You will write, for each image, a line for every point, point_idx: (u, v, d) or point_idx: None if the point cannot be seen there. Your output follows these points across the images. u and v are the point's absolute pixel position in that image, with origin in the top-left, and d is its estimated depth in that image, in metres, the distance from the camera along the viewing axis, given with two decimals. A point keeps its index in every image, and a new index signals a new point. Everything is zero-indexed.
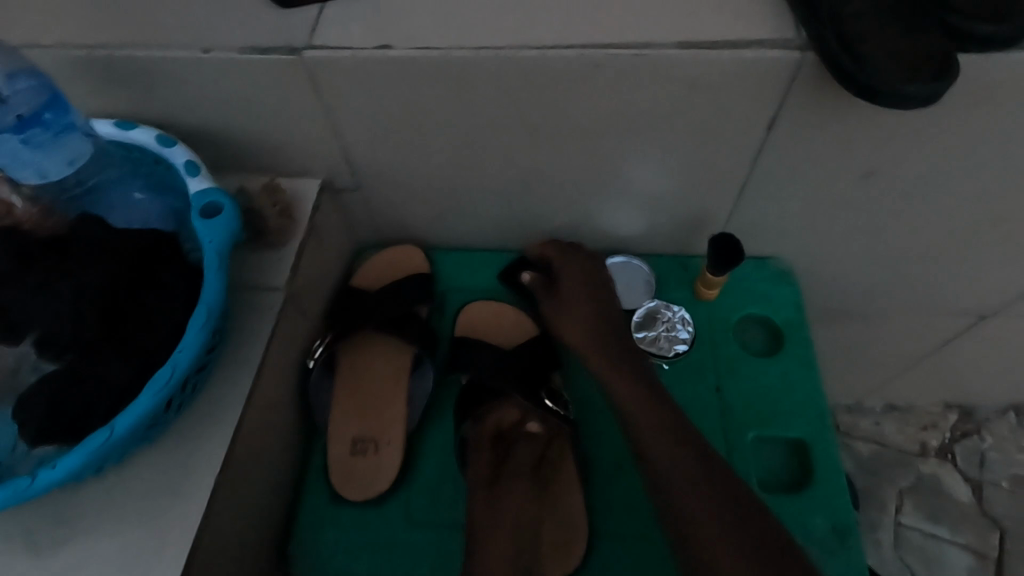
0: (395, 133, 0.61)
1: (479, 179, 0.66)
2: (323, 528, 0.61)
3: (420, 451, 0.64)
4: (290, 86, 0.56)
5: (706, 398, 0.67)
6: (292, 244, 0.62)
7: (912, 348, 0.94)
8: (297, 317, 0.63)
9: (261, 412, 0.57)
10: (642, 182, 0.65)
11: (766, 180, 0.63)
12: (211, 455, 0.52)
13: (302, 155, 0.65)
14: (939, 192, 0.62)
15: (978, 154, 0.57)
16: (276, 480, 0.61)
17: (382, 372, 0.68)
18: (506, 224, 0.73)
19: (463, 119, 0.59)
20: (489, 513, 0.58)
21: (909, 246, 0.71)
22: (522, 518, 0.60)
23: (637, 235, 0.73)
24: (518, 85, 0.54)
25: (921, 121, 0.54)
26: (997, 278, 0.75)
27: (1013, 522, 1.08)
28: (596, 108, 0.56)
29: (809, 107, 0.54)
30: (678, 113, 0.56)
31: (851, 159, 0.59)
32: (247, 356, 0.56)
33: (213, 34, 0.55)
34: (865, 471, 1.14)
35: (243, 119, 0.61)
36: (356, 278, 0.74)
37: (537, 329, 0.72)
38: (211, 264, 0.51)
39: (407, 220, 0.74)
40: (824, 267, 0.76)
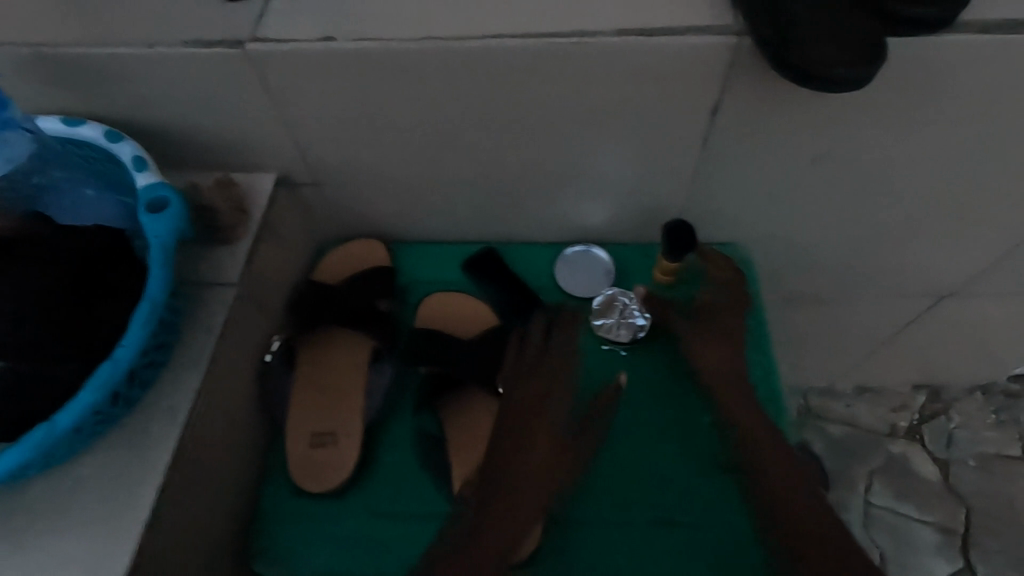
0: (347, 125, 0.60)
1: (435, 172, 0.66)
2: (284, 522, 0.61)
3: (381, 442, 0.64)
4: (239, 80, 0.56)
5: (661, 385, 0.69)
6: (245, 239, 0.62)
7: (876, 330, 0.96)
8: (254, 313, 0.63)
9: (215, 408, 0.57)
10: (596, 171, 0.65)
11: (718, 167, 0.63)
12: (159, 452, 0.52)
13: (254, 149, 0.64)
14: (890, 174, 0.63)
15: (926, 136, 0.58)
16: (237, 476, 0.61)
17: (340, 365, 0.68)
18: (467, 216, 0.72)
19: (412, 111, 0.58)
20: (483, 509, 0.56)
21: (863, 230, 0.72)
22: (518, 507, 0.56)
23: (597, 225, 0.73)
24: (467, 76, 0.54)
25: (864, 105, 0.55)
26: (952, 258, 0.76)
27: (977, 499, 1.11)
28: (543, 98, 0.56)
29: (757, 92, 0.54)
30: (626, 100, 0.56)
31: (798, 144, 0.59)
32: (197, 351, 0.56)
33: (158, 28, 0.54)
34: (836, 453, 1.15)
35: (191, 114, 0.60)
36: (317, 271, 0.74)
37: (496, 320, 0.72)
38: (156, 260, 0.51)
39: (365, 214, 0.73)
40: (783, 252, 0.77)
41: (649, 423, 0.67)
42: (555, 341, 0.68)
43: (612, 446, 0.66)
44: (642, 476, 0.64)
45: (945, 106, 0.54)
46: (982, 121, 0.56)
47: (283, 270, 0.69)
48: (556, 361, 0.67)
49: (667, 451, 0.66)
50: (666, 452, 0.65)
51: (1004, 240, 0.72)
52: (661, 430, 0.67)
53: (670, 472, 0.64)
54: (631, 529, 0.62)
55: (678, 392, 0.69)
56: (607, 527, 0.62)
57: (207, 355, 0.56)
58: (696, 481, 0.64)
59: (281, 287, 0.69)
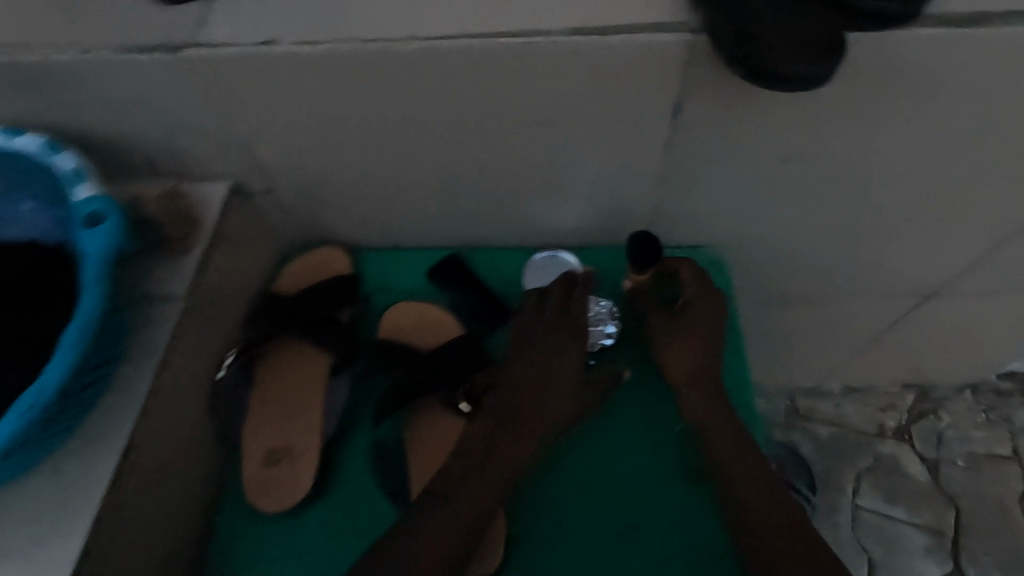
0: (296, 132, 0.58)
1: (393, 179, 0.64)
2: (238, 541, 0.59)
3: (340, 458, 0.62)
4: (178, 88, 0.53)
5: (633, 393, 0.67)
6: (194, 252, 0.60)
7: (860, 330, 0.93)
8: (206, 327, 0.61)
9: (161, 428, 0.55)
10: (559, 174, 0.63)
11: (684, 168, 0.61)
12: (98, 475, 0.51)
13: (202, 158, 0.61)
14: (860, 174, 0.61)
15: (894, 133, 0.56)
16: (189, 497, 0.59)
17: (298, 379, 0.66)
18: (430, 222, 0.70)
19: (362, 116, 0.56)
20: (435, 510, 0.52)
21: (840, 229, 0.70)
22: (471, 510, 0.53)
23: (565, 228, 0.71)
24: (413, 80, 0.52)
25: (830, 102, 0.52)
26: (932, 257, 0.74)
27: (967, 500, 1.09)
28: (496, 100, 0.54)
29: (716, 91, 0.52)
30: (583, 100, 0.54)
31: (765, 143, 0.57)
32: (140, 371, 0.54)
33: (85, 30, 0.50)
34: (824, 455, 1.13)
35: (132, 123, 0.58)
36: (277, 282, 0.71)
37: (462, 329, 0.69)
38: (90, 280, 0.49)
39: (326, 222, 0.71)
40: (758, 254, 0.75)
41: (618, 431, 0.65)
42: (538, 334, 0.63)
43: (579, 456, 0.64)
44: (608, 486, 0.62)
45: (910, 103, 0.52)
46: (951, 116, 0.54)
47: (238, 281, 0.66)
48: (571, 324, 0.64)
49: (638, 460, 0.63)
50: (634, 462, 0.63)
51: (983, 238, 0.70)
52: (631, 439, 0.64)
53: (637, 482, 0.62)
54: (595, 542, 0.60)
55: (650, 399, 0.66)
56: (571, 540, 0.60)
57: (150, 375, 0.54)
58: (664, 493, 0.62)
59: (237, 299, 0.67)
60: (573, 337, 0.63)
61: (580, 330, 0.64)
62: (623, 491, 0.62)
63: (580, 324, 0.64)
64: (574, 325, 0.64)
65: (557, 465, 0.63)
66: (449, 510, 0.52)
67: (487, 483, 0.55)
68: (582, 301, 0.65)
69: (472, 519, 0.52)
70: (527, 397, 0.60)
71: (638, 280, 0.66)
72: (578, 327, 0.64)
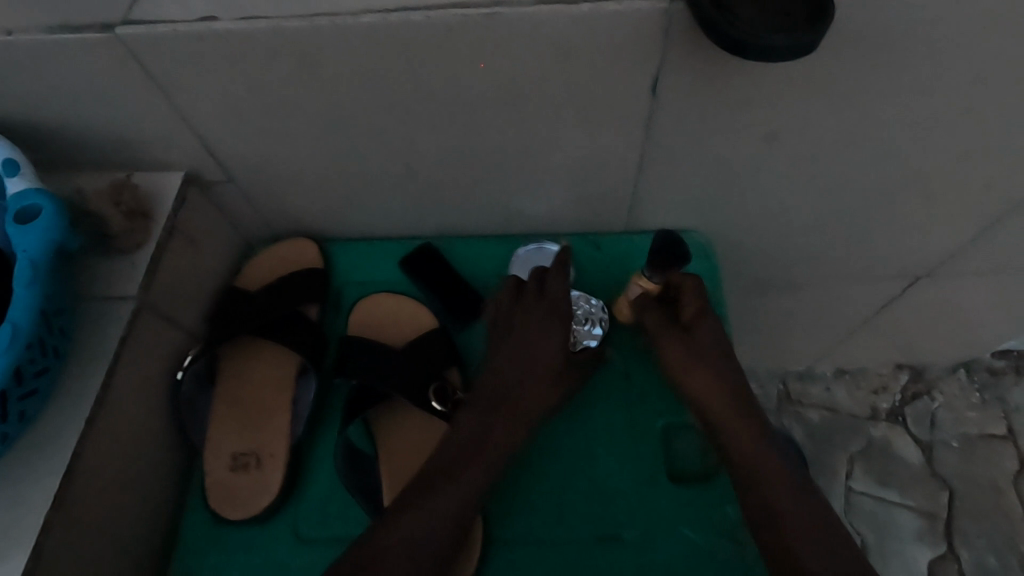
0: (248, 120, 0.54)
1: (358, 168, 0.60)
2: (199, 550, 0.57)
3: (308, 461, 0.60)
4: (117, 73, 0.49)
5: (613, 386, 0.63)
6: (146, 247, 0.56)
7: (852, 313, 0.91)
8: (161, 329, 0.57)
9: (110, 438, 0.52)
10: (533, 159, 0.59)
11: (665, 149, 0.58)
12: (42, 488, 0.48)
13: (152, 148, 0.57)
14: (851, 151, 0.58)
15: (887, 107, 0.52)
16: (146, 505, 0.56)
17: (264, 380, 0.64)
18: (400, 211, 0.66)
19: (318, 101, 0.52)
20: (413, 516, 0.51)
21: (831, 210, 0.66)
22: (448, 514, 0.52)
23: (543, 215, 0.67)
24: (370, 59, 0.48)
25: (818, 74, 0.49)
26: (926, 236, 0.71)
27: (961, 481, 1.08)
28: (462, 79, 0.50)
29: (698, 65, 0.48)
30: (555, 78, 0.50)
31: (750, 120, 0.54)
32: (88, 375, 0.51)
33: None
34: (816, 440, 1.12)
35: (71, 112, 0.53)
36: (242, 277, 0.68)
37: (436, 322, 0.67)
38: (22, 276, 0.48)
39: (290, 214, 0.67)
40: (746, 237, 0.72)
41: (599, 427, 0.62)
42: (520, 325, 0.60)
43: (558, 455, 0.61)
44: (588, 485, 0.59)
45: (905, 73, 0.49)
46: (948, 87, 0.51)
47: (196, 279, 0.62)
48: (549, 309, 0.60)
49: (617, 458, 0.60)
50: (616, 460, 0.60)
51: (981, 215, 0.67)
52: (613, 435, 0.61)
53: (619, 481, 0.59)
54: (574, 545, 0.57)
55: (632, 392, 0.63)
56: (548, 543, 0.58)
57: (99, 380, 0.51)
58: (646, 492, 0.59)
59: (196, 297, 0.63)
60: (551, 321, 0.60)
61: (561, 315, 0.60)
62: (604, 490, 0.59)
63: (562, 308, 0.60)
64: (553, 309, 0.60)
65: (534, 464, 0.60)
66: (426, 514, 0.51)
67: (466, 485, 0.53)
68: (559, 280, 0.60)
69: (448, 524, 0.51)
70: (510, 392, 0.58)
71: (648, 286, 0.61)
72: (558, 310, 0.60)
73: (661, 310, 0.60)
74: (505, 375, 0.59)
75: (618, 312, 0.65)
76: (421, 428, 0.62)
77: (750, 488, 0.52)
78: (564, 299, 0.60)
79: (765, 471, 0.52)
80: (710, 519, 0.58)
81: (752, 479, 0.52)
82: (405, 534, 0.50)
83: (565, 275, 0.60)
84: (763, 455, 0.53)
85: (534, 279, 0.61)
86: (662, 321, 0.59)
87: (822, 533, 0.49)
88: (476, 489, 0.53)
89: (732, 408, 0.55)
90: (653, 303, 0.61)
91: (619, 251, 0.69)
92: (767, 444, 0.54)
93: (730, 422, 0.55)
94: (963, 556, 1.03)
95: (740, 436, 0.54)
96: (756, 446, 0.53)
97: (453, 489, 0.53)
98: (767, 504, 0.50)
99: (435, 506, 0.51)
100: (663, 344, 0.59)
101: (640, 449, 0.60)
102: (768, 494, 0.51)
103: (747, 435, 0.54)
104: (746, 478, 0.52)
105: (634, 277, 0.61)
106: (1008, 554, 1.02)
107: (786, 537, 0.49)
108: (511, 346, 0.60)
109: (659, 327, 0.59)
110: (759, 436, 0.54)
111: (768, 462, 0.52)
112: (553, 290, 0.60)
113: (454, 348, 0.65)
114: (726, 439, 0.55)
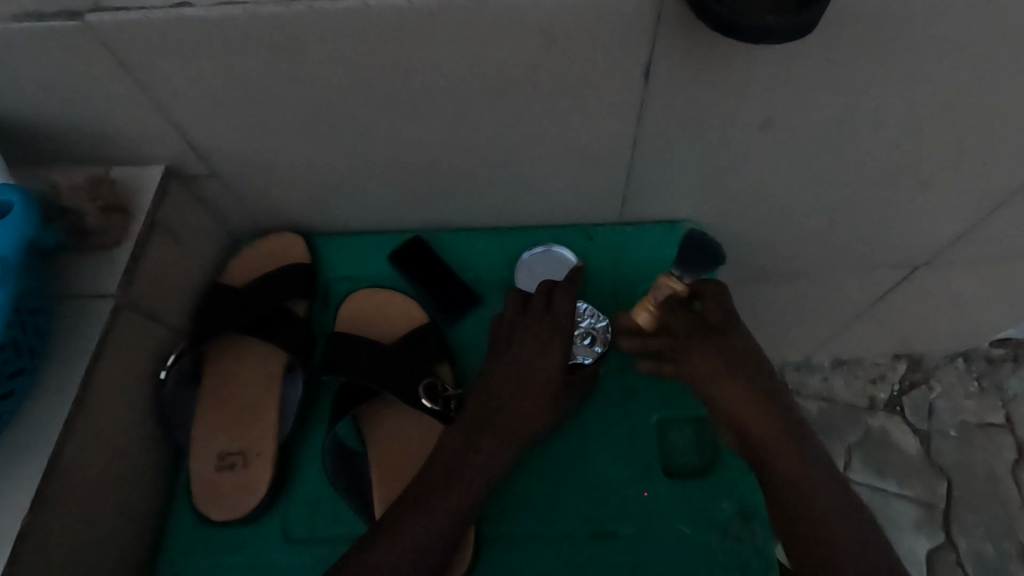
0: (229, 111, 0.52)
1: (344, 160, 0.58)
2: (187, 551, 0.56)
3: (297, 460, 0.59)
4: (90, 63, 0.47)
5: (608, 380, 0.62)
6: (126, 244, 0.55)
7: (850, 302, 0.90)
8: (142, 327, 0.56)
9: (90, 440, 0.51)
10: (523, 149, 0.57)
11: (658, 137, 0.56)
12: (19, 492, 0.47)
13: (130, 141, 0.56)
14: (849, 137, 0.56)
15: (886, 91, 0.51)
16: (131, 507, 0.55)
17: (252, 379, 0.62)
18: (388, 204, 0.65)
19: (301, 92, 0.50)
20: (401, 520, 0.51)
21: (828, 198, 0.65)
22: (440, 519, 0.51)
23: (534, 207, 0.66)
24: (352, 46, 0.46)
25: (815, 57, 0.47)
26: (924, 224, 0.70)
27: (958, 471, 1.07)
28: (448, 67, 0.48)
29: (692, 49, 0.47)
30: (544, 64, 0.48)
31: (745, 107, 0.52)
32: (66, 376, 0.50)
33: None
34: (813, 430, 1.11)
35: (44, 105, 0.51)
36: (227, 273, 0.66)
37: (427, 317, 0.65)
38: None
39: (276, 208, 0.65)
40: (742, 227, 0.70)
41: (592, 422, 0.60)
42: (518, 334, 0.59)
43: (553, 452, 0.60)
44: (581, 481, 0.58)
45: (907, 55, 0.48)
46: (948, 72, 0.49)
47: (178, 275, 0.61)
48: (551, 323, 0.58)
49: (612, 453, 0.59)
50: (609, 455, 0.59)
51: (980, 203, 0.65)
52: (607, 430, 0.60)
53: (614, 477, 0.58)
54: (568, 543, 0.56)
55: (628, 387, 0.62)
56: (541, 541, 0.57)
57: (78, 381, 0.50)
58: (640, 487, 0.58)
59: (179, 295, 0.61)
60: (552, 336, 0.58)
61: (561, 328, 0.58)
62: (598, 486, 0.58)
63: (564, 323, 0.58)
64: (556, 323, 0.58)
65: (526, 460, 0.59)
66: (421, 519, 0.51)
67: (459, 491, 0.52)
68: (566, 295, 0.58)
69: (439, 530, 0.51)
70: (504, 395, 0.57)
71: (677, 287, 0.55)
72: (560, 323, 0.58)
73: (688, 314, 0.57)
74: (501, 381, 0.57)
75: (637, 315, 0.58)
76: (413, 426, 0.61)
77: (796, 499, 0.50)
78: (569, 316, 0.58)
79: (801, 476, 0.50)
80: (705, 514, 0.57)
81: (797, 489, 0.50)
82: (401, 542, 0.49)
83: (573, 291, 0.59)
84: (799, 459, 0.51)
85: (541, 291, 0.60)
86: (693, 326, 0.56)
87: (864, 540, 0.48)
88: (471, 493, 0.53)
89: (773, 415, 0.53)
90: (679, 307, 0.56)
91: (613, 242, 0.68)
92: (803, 445, 0.52)
93: (766, 426, 0.53)
94: (961, 546, 1.02)
95: (779, 445, 0.52)
96: (799, 453, 0.51)
97: (445, 494, 0.52)
98: (811, 513, 0.49)
99: (426, 512, 0.51)
100: (697, 351, 0.55)
101: (636, 445, 0.59)
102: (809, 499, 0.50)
103: (784, 441, 0.52)
104: (792, 489, 0.50)
105: (661, 277, 0.55)
106: (1006, 542, 1.02)
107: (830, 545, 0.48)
108: (511, 357, 0.58)
109: (690, 332, 0.56)
110: (795, 437, 0.52)
111: (805, 467, 0.51)
112: (559, 307, 0.58)
113: (445, 344, 0.64)
114: (765, 450, 0.52)
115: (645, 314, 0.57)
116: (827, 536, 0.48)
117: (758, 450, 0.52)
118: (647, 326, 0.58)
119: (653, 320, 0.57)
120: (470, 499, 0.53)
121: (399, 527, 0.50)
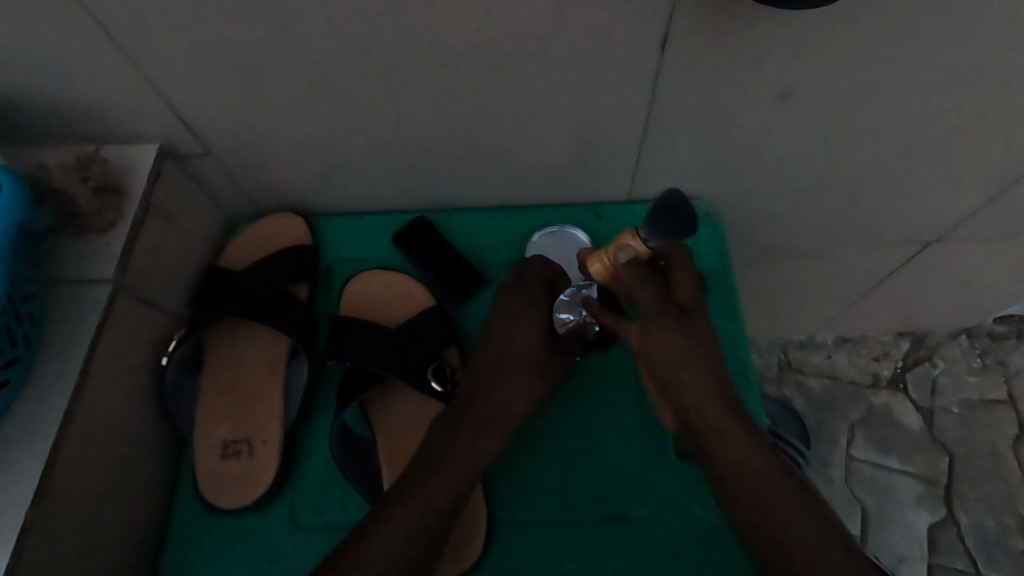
0: (223, 85, 0.50)
1: (345, 138, 0.56)
2: (193, 539, 0.56)
3: (304, 445, 0.58)
4: (76, 35, 0.45)
5: (617, 364, 0.61)
6: (121, 225, 0.53)
7: (857, 280, 0.89)
8: (139, 313, 0.54)
9: (90, 429, 0.49)
10: (532, 126, 0.56)
11: (672, 113, 0.54)
12: (20, 488, 0.45)
13: (124, 117, 0.53)
14: (869, 111, 0.54)
15: (914, 62, 0.48)
16: (134, 495, 0.55)
17: (254, 363, 0.61)
18: (389, 181, 0.63)
19: (299, 65, 0.48)
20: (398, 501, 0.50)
21: (842, 175, 0.63)
22: (440, 502, 0.50)
23: (543, 185, 0.64)
24: (353, 15, 0.44)
25: (841, 27, 0.45)
26: (938, 202, 0.68)
27: (961, 447, 1.07)
28: (452, 37, 0.46)
29: (712, 20, 0.44)
30: (555, 33, 0.46)
31: (764, 81, 0.50)
32: (65, 363, 0.49)
33: None
34: (817, 407, 1.11)
35: (30, 80, 0.49)
36: (224, 258, 0.64)
37: (430, 299, 0.64)
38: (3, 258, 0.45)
39: (276, 187, 0.63)
40: (754, 205, 0.69)
41: (603, 405, 0.60)
42: (495, 311, 0.56)
43: (561, 435, 0.59)
44: (592, 465, 0.58)
45: (937, 25, 0.45)
46: (976, 45, 0.47)
47: (175, 259, 0.59)
48: (528, 299, 0.55)
49: (624, 433, 0.59)
50: (621, 438, 0.58)
51: (998, 181, 0.63)
52: (618, 413, 0.59)
53: (625, 459, 0.58)
54: (579, 525, 0.56)
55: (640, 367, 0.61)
56: (550, 526, 0.56)
57: (78, 370, 0.49)
58: (654, 471, 0.57)
59: (177, 280, 0.60)
60: (530, 313, 0.55)
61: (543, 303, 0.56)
62: (609, 469, 0.57)
63: (542, 297, 0.56)
64: (535, 299, 0.55)
65: (537, 443, 0.59)
66: (416, 508, 0.49)
67: (454, 471, 0.51)
68: (540, 267, 0.57)
69: (435, 514, 0.50)
70: (489, 377, 0.54)
71: (642, 249, 0.49)
72: (541, 301, 0.56)
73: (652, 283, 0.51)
74: (490, 357, 0.55)
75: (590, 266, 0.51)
76: (419, 411, 0.60)
77: (747, 499, 0.47)
78: (546, 291, 0.56)
79: (752, 473, 0.47)
80: None
81: (761, 499, 0.46)
82: (398, 525, 0.48)
83: (544, 269, 0.57)
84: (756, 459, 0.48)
85: (514, 275, 0.57)
86: (659, 298, 0.51)
87: (840, 557, 0.44)
88: (465, 477, 0.51)
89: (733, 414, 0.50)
90: (641, 273, 0.50)
91: (622, 220, 0.66)
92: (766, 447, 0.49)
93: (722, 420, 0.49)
94: (962, 520, 1.03)
95: (736, 445, 0.48)
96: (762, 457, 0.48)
97: (443, 476, 0.51)
98: (767, 515, 0.46)
99: (425, 493, 0.50)
100: (665, 331, 0.51)
101: (648, 427, 0.59)
102: (758, 501, 0.46)
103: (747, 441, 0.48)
104: (745, 494, 0.47)
105: (627, 237, 0.49)
106: (1007, 517, 1.03)
107: (788, 561, 0.44)
108: (489, 336, 0.56)
109: (655, 305, 0.51)
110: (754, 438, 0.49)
111: (760, 467, 0.48)
112: (534, 283, 0.56)
113: (450, 325, 0.62)
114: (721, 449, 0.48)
115: (599, 268, 0.51)
116: (787, 548, 0.44)
117: (708, 447, 0.49)
118: (600, 279, 0.51)
119: (607, 276, 0.51)
120: (468, 481, 0.51)
121: (394, 509, 0.49)
